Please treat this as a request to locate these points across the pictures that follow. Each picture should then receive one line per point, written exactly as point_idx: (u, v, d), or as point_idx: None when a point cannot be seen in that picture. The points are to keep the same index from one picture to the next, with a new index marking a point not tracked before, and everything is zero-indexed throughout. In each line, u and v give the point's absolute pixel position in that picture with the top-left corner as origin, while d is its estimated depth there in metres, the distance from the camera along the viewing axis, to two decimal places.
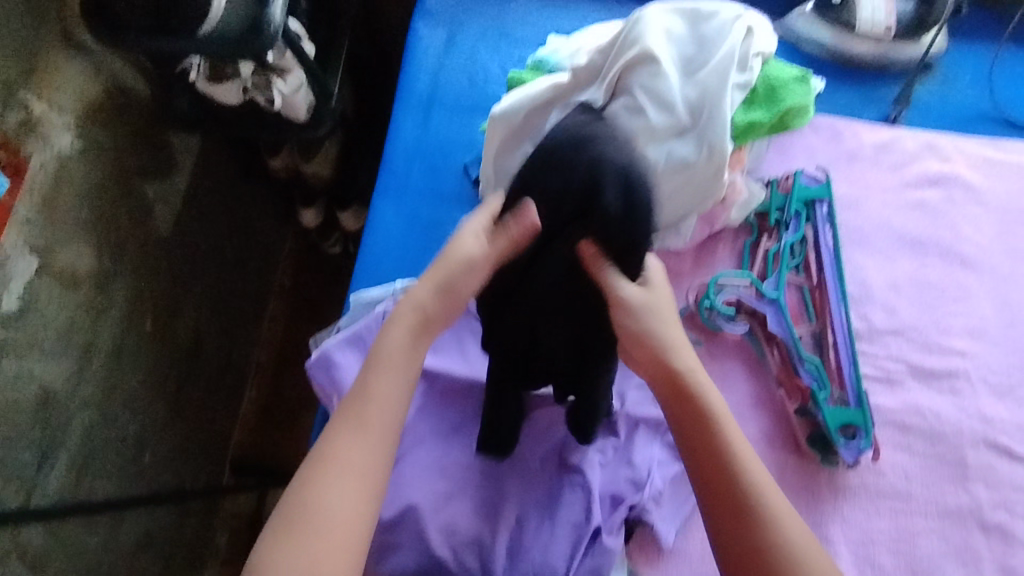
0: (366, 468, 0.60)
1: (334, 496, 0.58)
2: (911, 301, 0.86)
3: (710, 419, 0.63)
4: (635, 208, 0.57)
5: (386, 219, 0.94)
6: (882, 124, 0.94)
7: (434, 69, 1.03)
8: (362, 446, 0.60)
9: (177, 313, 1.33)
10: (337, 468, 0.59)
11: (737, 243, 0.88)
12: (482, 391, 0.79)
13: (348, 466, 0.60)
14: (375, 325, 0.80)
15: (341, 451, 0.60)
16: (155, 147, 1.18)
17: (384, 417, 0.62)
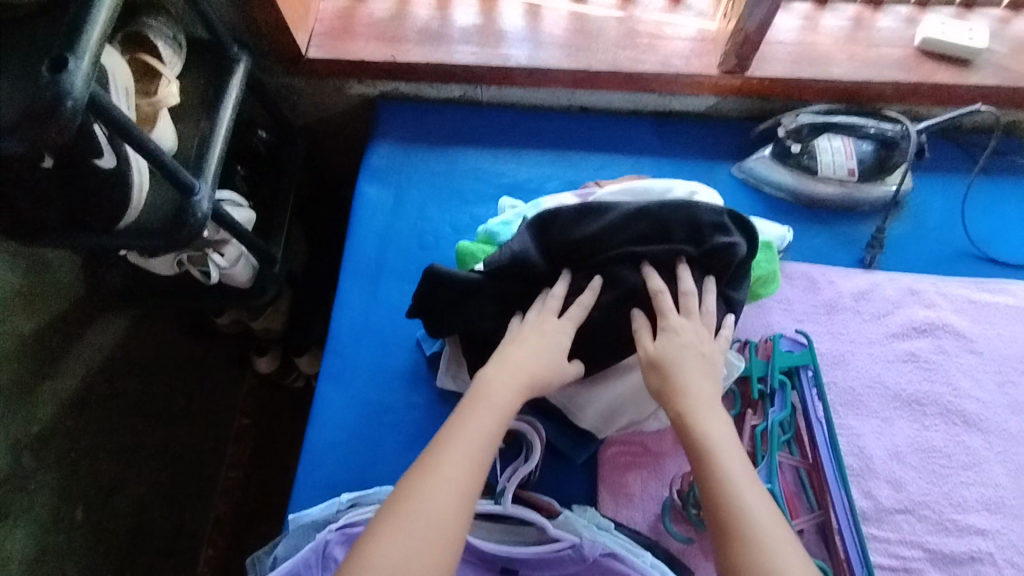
0: (443, 526, 0.56)
1: (398, 550, 0.54)
2: (918, 471, 0.78)
3: (714, 470, 0.59)
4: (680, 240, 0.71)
5: (332, 409, 0.86)
6: (858, 270, 0.89)
7: (381, 233, 0.96)
8: (441, 495, 0.57)
9: (115, 492, 1.20)
10: (416, 522, 0.55)
11: (720, 416, 0.79)
12: None
13: (424, 528, 0.55)
14: (315, 560, 0.69)
15: (420, 512, 0.55)
16: (87, 320, 1.09)
17: (467, 472, 0.59)
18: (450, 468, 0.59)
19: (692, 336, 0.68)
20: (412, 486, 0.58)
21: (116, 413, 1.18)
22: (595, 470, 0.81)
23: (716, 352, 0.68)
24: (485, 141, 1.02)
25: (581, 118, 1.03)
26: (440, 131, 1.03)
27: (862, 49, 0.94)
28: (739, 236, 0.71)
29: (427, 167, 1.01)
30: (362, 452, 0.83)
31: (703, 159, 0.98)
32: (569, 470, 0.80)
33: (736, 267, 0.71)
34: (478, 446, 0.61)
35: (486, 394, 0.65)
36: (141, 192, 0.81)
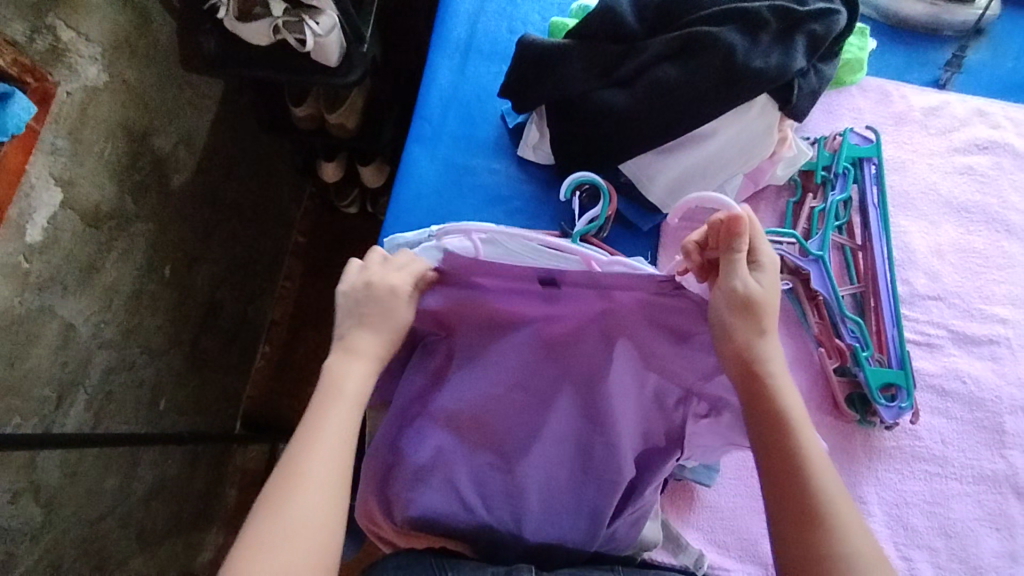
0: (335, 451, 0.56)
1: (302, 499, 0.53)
2: (955, 267, 0.85)
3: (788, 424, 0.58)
4: (777, 14, 0.73)
5: (419, 166, 0.92)
6: (931, 89, 0.92)
7: (471, 14, 1.00)
8: (332, 450, 0.56)
9: (195, 262, 1.30)
10: (307, 482, 0.54)
11: (780, 203, 0.87)
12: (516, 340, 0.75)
13: (316, 481, 0.54)
14: None
15: (313, 468, 0.54)
16: (177, 88, 1.15)
17: (343, 426, 0.58)
18: (327, 427, 0.57)
19: (744, 131, 0.77)
20: (296, 451, 0.55)
21: (199, 190, 1.27)
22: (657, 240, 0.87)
23: (760, 143, 0.77)
24: None
25: None
26: None
27: None
28: (840, 5, 0.75)
29: None
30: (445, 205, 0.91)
31: None
32: (634, 237, 0.87)
33: (833, 34, 0.74)
34: (353, 394, 0.60)
35: (348, 349, 0.63)
36: None
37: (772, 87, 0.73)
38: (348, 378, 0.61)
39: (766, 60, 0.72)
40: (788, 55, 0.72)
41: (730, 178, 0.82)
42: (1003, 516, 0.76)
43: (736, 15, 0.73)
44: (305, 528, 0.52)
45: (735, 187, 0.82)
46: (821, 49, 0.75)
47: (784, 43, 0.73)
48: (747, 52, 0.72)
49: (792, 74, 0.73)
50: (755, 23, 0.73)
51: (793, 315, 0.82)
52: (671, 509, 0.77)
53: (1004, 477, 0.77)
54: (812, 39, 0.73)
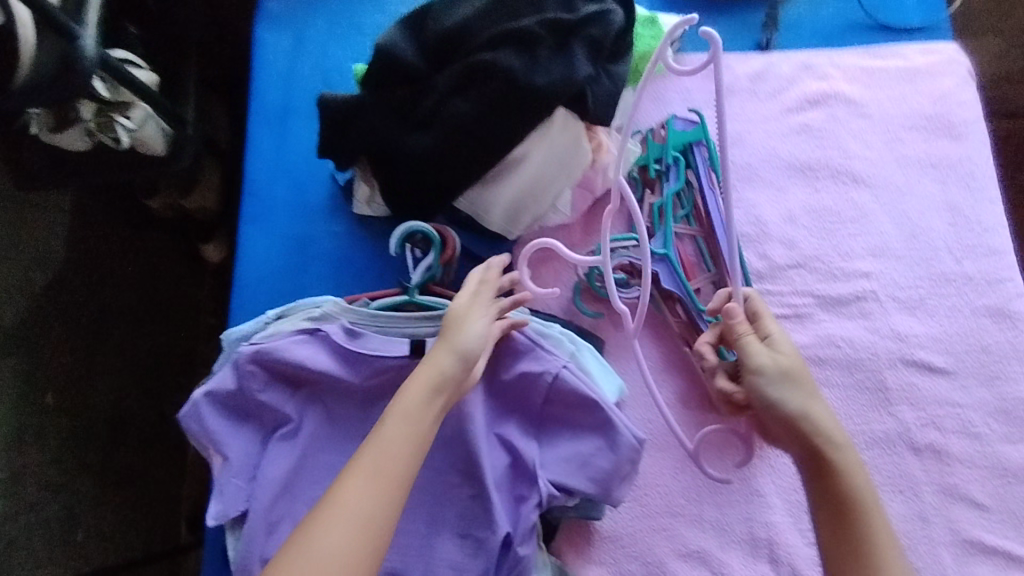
0: (395, 476, 0.55)
1: (334, 539, 0.51)
2: (809, 230, 0.82)
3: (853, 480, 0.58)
4: (552, 29, 0.70)
5: (255, 245, 0.88)
6: (754, 52, 0.90)
7: (285, 75, 0.96)
8: (381, 484, 0.54)
9: (87, 380, 1.22)
10: (344, 513, 0.52)
11: (625, 203, 0.84)
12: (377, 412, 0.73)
13: (357, 510, 0.53)
14: (230, 376, 0.70)
15: (352, 497, 0.53)
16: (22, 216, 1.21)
17: (403, 453, 0.56)
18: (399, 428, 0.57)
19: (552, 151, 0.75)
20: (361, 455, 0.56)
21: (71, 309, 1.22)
22: (509, 269, 0.84)
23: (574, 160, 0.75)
24: None
25: None
26: None
27: None
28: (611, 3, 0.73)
29: (327, 5, 0.99)
30: (289, 279, 0.86)
31: None
32: None
33: (611, 34, 0.71)
34: (419, 423, 0.58)
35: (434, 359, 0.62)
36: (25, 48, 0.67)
37: (565, 99, 0.70)
38: (415, 403, 0.59)
39: (548, 75, 0.69)
40: (570, 66, 0.69)
41: (560, 194, 0.79)
42: (904, 476, 0.74)
43: (508, 36, 0.70)
44: (345, 533, 0.52)
45: (567, 201, 0.79)
46: (603, 52, 0.72)
47: (564, 56, 0.70)
48: (528, 72, 0.69)
49: (581, 83, 0.70)
50: (528, 41, 0.70)
51: (655, 315, 0.80)
52: (570, 549, 0.73)
53: (897, 435, 0.75)
54: (591, 44, 0.71)
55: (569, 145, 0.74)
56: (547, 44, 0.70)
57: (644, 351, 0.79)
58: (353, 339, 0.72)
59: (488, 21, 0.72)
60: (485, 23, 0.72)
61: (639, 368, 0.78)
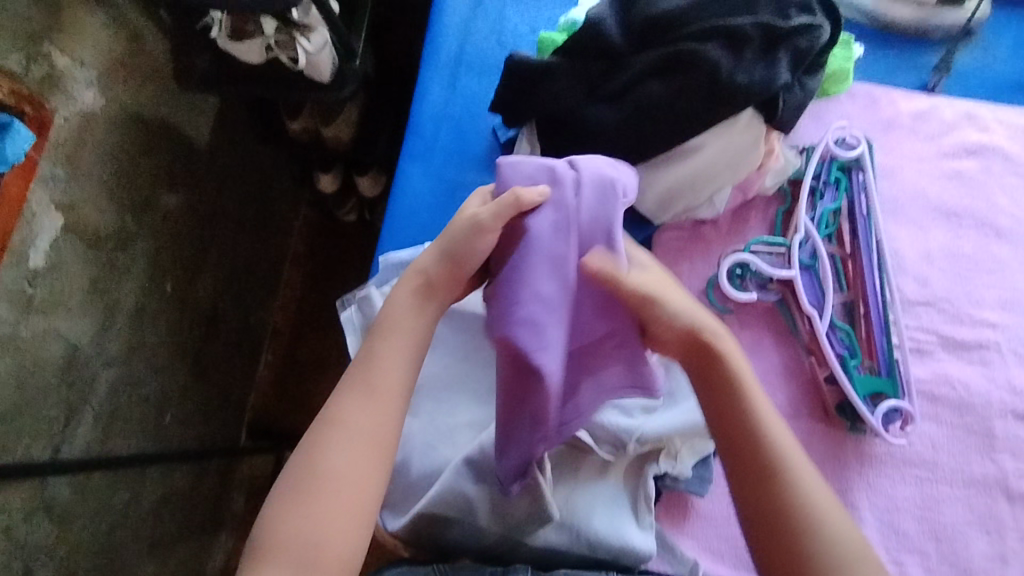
0: (389, 390, 0.64)
1: (343, 450, 0.61)
2: (945, 272, 0.85)
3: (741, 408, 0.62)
4: (768, 30, 0.72)
5: (412, 182, 0.93)
6: (920, 92, 0.92)
7: (461, 30, 1.01)
8: (376, 399, 0.63)
9: (196, 277, 1.33)
10: (347, 426, 0.62)
11: (770, 211, 0.87)
12: None
13: (354, 426, 0.62)
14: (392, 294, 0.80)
15: (352, 410, 0.62)
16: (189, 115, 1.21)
17: (395, 368, 0.64)
18: (382, 374, 0.64)
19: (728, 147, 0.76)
20: (341, 396, 0.63)
21: (197, 205, 1.29)
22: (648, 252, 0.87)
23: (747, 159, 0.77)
24: None
25: None
26: None
27: None
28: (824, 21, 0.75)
29: None
30: (438, 219, 0.91)
31: None
32: None
33: (816, 49, 0.74)
34: (408, 342, 0.66)
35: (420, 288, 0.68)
36: None
37: (758, 100, 0.73)
38: (404, 315, 0.67)
39: (749, 75, 0.72)
40: (773, 72, 0.72)
41: (719, 189, 0.81)
42: (994, 519, 0.77)
43: (718, 33, 0.72)
44: (350, 445, 0.61)
45: (724, 198, 0.82)
46: (803, 63, 0.74)
47: (771, 57, 0.73)
48: (732, 69, 0.72)
49: (777, 88, 0.73)
50: (738, 40, 0.72)
51: (785, 324, 0.83)
52: (667, 519, 0.78)
53: (994, 480, 0.78)
54: (796, 54, 0.73)
55: (748, 144, 0.76)
56: (755, 44, 0.72)
57: (766, 354, 0.82)
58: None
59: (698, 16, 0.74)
60: (696, 18, 0.74)
61: (759, 368, 0.82)
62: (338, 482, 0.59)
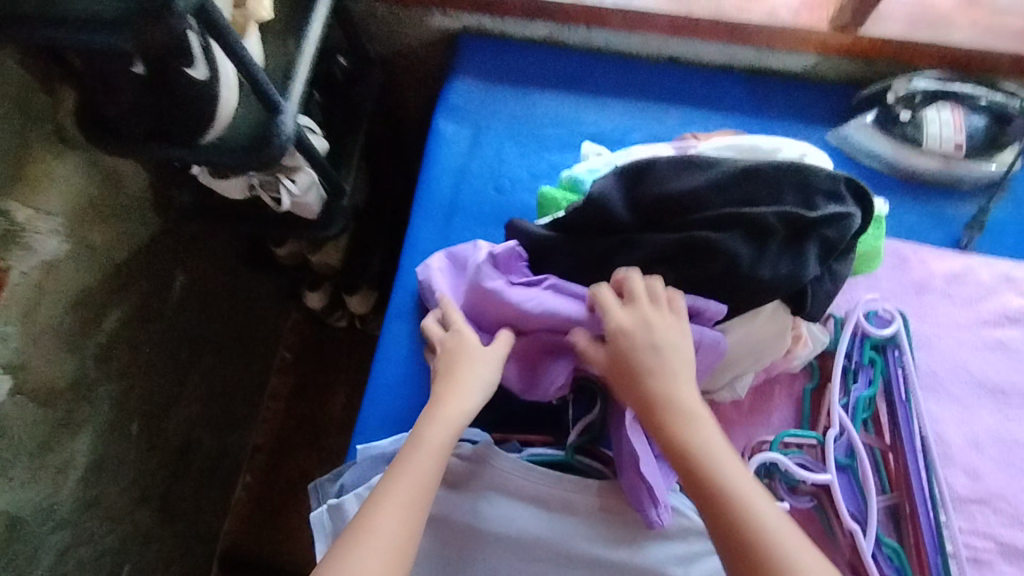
0: (419, 501, 0.59)
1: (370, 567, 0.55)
2: (996, 461, 0.76)
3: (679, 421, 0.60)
4: (794, 221, 0.66)
5: (399, 343, 0.85)
6: (952, 251, 0.86)
7: (458, 172, 0.95)
8: (406, 508, 0.58)
9: (168, 411, 1.23)
10: (375, 535, 0.56)
11: (796, 387, 0.79)
12: (524, 565, 0.68)
13: (384, 539, 0.56)
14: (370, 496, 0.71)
15: (381, 523, 0.57)
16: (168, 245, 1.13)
17: (426, 478, 0.60)
18: (410, 486, 0.59)
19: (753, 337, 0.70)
20: (369, 505, 0.58)
21: (177, 334, 1.20)
22: None
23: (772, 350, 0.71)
24: (565, 85, 1.00)
25: (670, 69, 1.00)
26: (524, 73, 1.01)
27: (983, 15, 0.92)
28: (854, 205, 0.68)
29: (512, 110, 0.99)
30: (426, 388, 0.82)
31: (794, 122, 0.95)
32: None
33: (847, 239, 0.68)
34: (439, 451, 0.62)
35: (448, 394, 0.65)
36: (226, 105, 0.77)
37: (785, 294, 0.68)
38: (433, 431, 0.63)
39: (773, 270, 0.66)
40: (801, 267, 0.66)
41: (741, 375, 0.74)
42: None
43: (739, 223, 0.66)
44: (379, 559, 0.55)
45: (745, 383, 0.75)
46: (833, 253, 0.68)
47: (796, 250, 0.67)
48: (754, 263, 0.66)
49: (804, 282, 0.67)
50: (762, 232, 0.66)
51: (821, 530, 0.72)
52: None
53: None
54: (826, 245, 0.67)
55: (774, 336, 0.70)
56: (778, 236, 0.66)
57: None
58: (501, 483, 0.71)
59: (716, 196, 0.68)
60: (716, 200, 0.68)
61: None
62: None
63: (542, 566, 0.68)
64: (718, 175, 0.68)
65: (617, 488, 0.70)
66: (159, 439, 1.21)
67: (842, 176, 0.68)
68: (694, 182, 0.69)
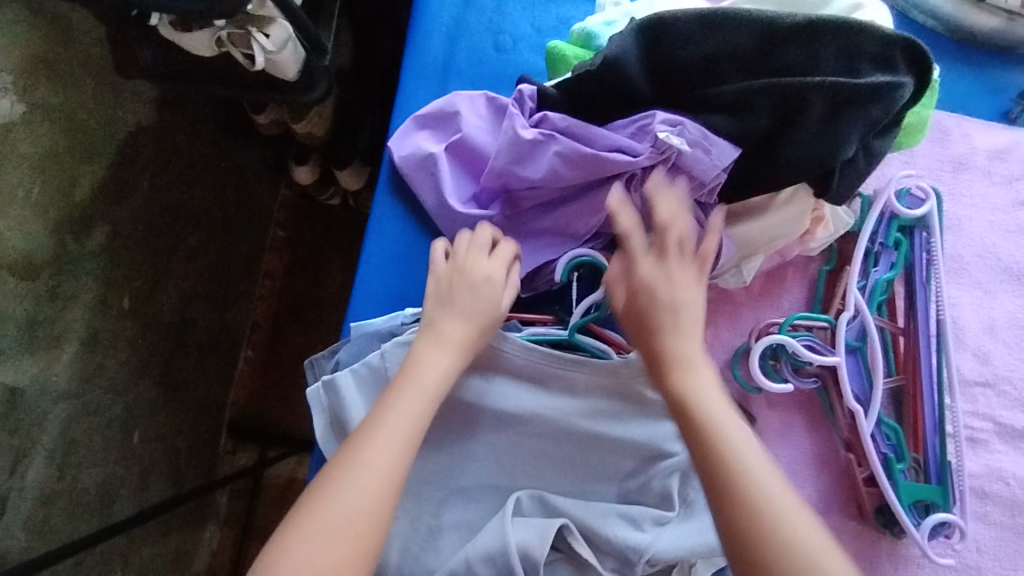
0: (403, 430, 0.58)
1: (351, 495, 0.54)
2: (1009, 347, 0.74)
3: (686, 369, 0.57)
4: (837, 90, 0.58)
5: (391, 221, 0.79)
6: (998, 125, 0.78)
7: (453, 26, 0.84)
8: (391, 434, 0.57)
9: (160, 285, 1.20)
10: (362, 465, 0.55)
11: (810, 270, 0.75)
12: (522, 439, 0.69)
13: (374, 465, 0.55)
14: (365, 374, 0.69)
15: (373, 450, 0.56)
16: (131, 111, 1.04)
17: (410, 412, 0.59)
18: (393, 416, 0.58)
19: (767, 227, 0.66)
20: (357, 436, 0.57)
21: (154, 207, 1.14)
22: None
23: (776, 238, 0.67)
24: None
25: None
26: None
27: None
28: (904, 72, 0.61)
29: None
30: (422, 268, 0.78)
31: None
32: None
33: (892, 113, 0.60)
34: (432, 385, 0.61)
35: (434, 332, 0.64)
36: None
37: (809, 175, 0.62)
38: (424, 364, 0.62)
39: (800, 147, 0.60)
40: (835, 146, 0.59)
41: (749, 258, 0.69)
42: None
43: (769, 97, 0.60)
44: (361, 487, 0.54)
45: (754, 267, 0.69)
46: (874, 130, 0.61)
47: (833, 124, 0.59)
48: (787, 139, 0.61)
49: (838, 163, 0.60)
50: (799, 103, 0.59)
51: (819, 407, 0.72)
52: None
53: None
54: (868, 122, 0.59)
55: (789, 224, 0.66)
56: (814, 106, 0.59)
57: (796, 440, 0.73)
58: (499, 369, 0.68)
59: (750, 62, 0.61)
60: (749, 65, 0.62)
61: (786, 457, 0.72)
62: (343, 525, 0.53)
63: (538, 442, 0.69)
64: (759, 30, 0.60)
65: (609, 368, 0.68)
66: (152, 312, 1.19)
67: (898, 39, 0.60)
68: (726, 43, 0.61)
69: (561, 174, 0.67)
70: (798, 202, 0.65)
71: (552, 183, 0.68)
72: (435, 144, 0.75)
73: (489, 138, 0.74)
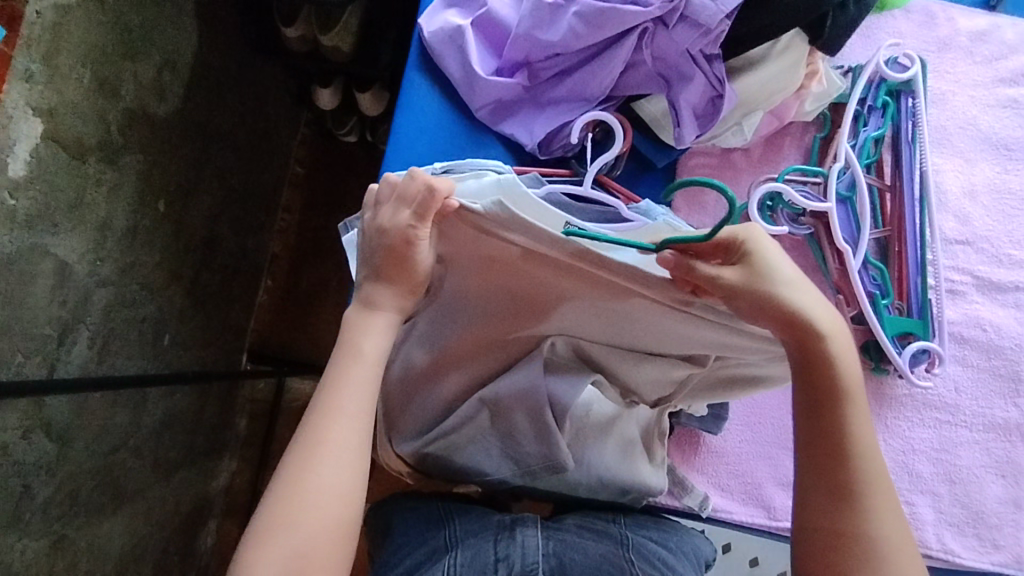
0: (359, 409, 0.59)
1: (321, 478, 0.55)
2: (987, 209, 0.80)
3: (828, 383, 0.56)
4: None
5: (420, 92, 0.84)
6: (980, 10, 0.84)
7: None
8: (348, 415, 0.58)
9: (192, 195, 1.27)
10: (328, 448, 0.56)
11: (806, 138, 0.82)
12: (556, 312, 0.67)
13: (336, 449, 0.56)
14: None
15: (332, 432, 0.57)
16: (172, 18, 1.11)
17: (362, 390, 0.60)
18: (345, 395, 0.59)
19: (766, 80, 0.74)
20: (313, 420, 0.58)
21: (188, 117, 1.20)
22: (673, 178, 0.83)
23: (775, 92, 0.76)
24: None
25: None
26: None
27: None
28: None
29: None
30: (446, 135, 0.82)
31: None
32: (649, 175, 0.83)
33: None
34: (373, 352, 0.61)
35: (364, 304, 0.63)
36: None
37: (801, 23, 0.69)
38: (365, 342, 0.62)
39: None
40: None
41: (749, 113, 0.78)
42: (1011, 463, 0.75)
43: None
44: (330, 468, 0.56)
45: (753, 123, 0.79)
46: None
47: None
48: None
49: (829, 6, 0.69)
50: None
51: (813, 260, 0.79)
52: (677, 454, 0.84)
53: (1014, 425, 0.76)
54: None
55: (787, 77, 0.74)
56: None
57: None
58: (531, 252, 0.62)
59: None
60: None
61: None
62: (320, 505, 0.54)
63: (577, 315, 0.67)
64: None
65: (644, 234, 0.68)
66: (184, 219, 1.26)
67: None
68: None
69: (581, 34, 0.73)
70: (793, 55, 0.73)
71: (572, 44, 0.74)
72: (463, 19, 0.82)
73: (512, 13, 0.81)
